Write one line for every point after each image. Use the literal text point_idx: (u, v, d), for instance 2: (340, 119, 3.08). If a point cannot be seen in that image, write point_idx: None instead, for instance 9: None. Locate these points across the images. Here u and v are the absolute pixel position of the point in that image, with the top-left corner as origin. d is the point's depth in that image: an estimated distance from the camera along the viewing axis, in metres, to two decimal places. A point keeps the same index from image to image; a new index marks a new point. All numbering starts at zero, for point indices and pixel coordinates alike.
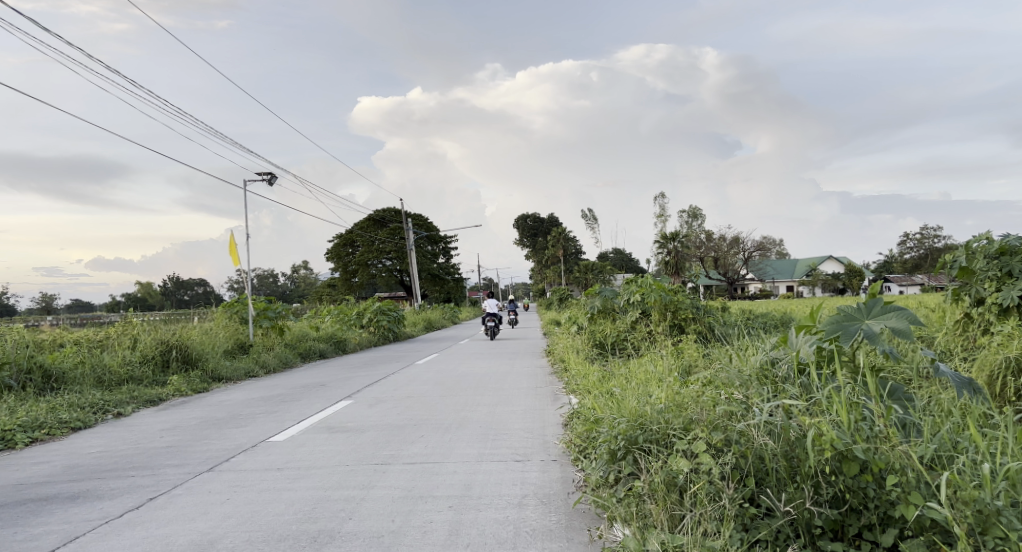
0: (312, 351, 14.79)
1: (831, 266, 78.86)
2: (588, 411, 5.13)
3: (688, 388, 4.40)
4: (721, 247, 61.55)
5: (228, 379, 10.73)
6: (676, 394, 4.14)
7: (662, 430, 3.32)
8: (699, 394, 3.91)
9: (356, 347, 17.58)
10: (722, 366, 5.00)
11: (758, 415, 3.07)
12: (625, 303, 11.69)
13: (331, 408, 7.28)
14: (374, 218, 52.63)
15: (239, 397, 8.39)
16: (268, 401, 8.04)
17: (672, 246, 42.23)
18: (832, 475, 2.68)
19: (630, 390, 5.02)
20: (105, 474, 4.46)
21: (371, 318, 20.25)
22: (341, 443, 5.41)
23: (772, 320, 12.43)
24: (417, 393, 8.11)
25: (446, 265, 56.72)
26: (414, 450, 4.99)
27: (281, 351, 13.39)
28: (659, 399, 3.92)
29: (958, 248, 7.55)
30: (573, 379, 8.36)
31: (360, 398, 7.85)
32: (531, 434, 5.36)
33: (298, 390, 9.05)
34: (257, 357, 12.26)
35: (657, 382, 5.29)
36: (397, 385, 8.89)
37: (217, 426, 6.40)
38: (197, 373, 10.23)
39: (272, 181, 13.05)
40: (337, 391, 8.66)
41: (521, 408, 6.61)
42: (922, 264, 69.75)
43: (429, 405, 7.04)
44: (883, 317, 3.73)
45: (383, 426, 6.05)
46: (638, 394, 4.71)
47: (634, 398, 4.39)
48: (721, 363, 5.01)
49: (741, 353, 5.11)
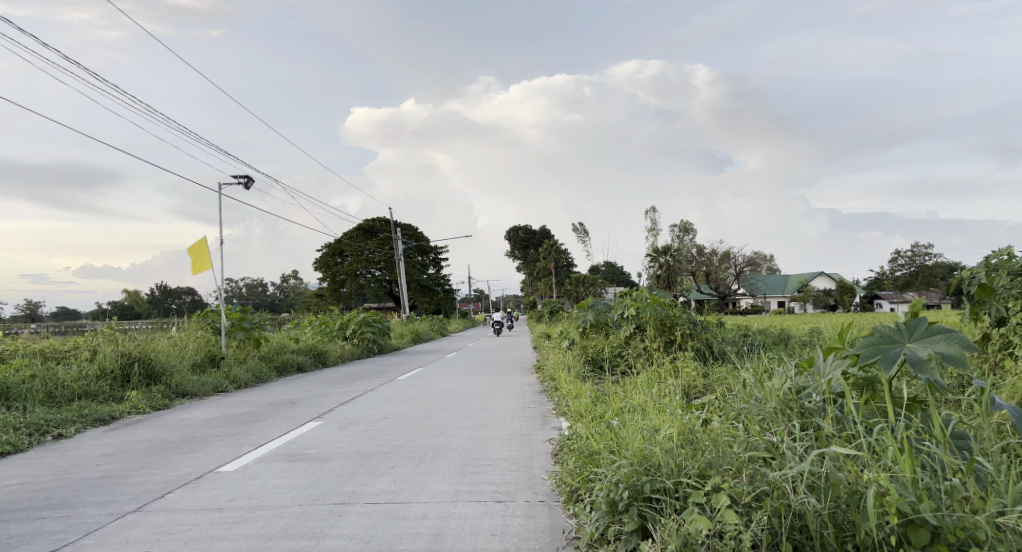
0: (289, 365, 14.05)
1: (822, 282, 79.17)
2: (583, 441, 4.52)
3: (698, 421, 3.80)
4: (712, 261, 61.35)
5: (193, 395, 9.99)
6: (686, 428, 3.54)
7: (674, 478, 2.74)
8: (714, 430, 3.31)
9: (337, 360, 16.83)
10: (734, 393, 4.40)
11: (795, 462, 2.50)
12: (619, 318, 11.12)
13: (297, 430, 6.60)
14: (364, 228, 52.09)
15: (200, 417, 7.68)
16: (230, 422, 7.32)
17: (664, 260, 41.91)
18: (896, 546, 2.10)
19: (630, 419, 4.43)
20: (10, 517, 3.76)
21: (354, 330, 19.63)
22: (299, 475, 4.74)
23: (771, 338, 11.89)
24: (393, 413, 7.44)
25: (436, 276, 56.07)
26: (380, 486, 4.34)
27: (255, 365, 12.63)
28: (666, 435, 3.33)
29: (976, 264, 7.06)
30: (564, 399, 7.75)
31: (331, 419, 7.18)
32: (517, 466, 4.72)
33: (266, 408, 8.34)
34: (228, 371, 11.50)
35: (660, 410, 4.68)
36: (373, 404, 8.21)
37: (166, 451, 5.69)
38: (159, 389, 9.47)
39: (248, 183, 12.42)
40: (307, 410, 7.97)
41: (507, 433, 6.00)
42: (913, 281, 69.87)
43: (404, 429, 6.39)
44: (929, 340, 3.18)
45: (350, 454, 5.38)
46: (641, 425, 4.11)
47: (637, 431, 3.79)
48: (733, 391, 4.41)
49: (755, 378, 4.54)
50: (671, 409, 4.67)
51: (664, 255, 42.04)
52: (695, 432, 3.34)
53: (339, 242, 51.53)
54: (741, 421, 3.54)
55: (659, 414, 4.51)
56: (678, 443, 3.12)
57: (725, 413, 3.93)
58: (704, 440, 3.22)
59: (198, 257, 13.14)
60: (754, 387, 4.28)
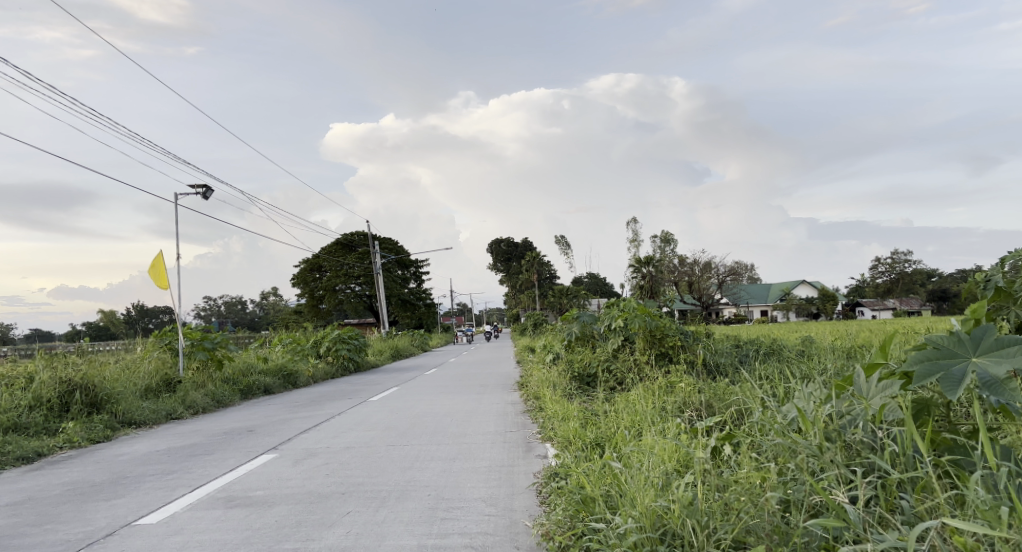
0: (255, 387, 13.12)
1: (805, 291, 79.89)
2: (572, 483, 3.79)
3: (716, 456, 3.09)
4: (694, 272, 61.28)
5: (141, 424, 9.07)
6: (703, 468, 2.83)
7: (700, 549, 2.05)
8: (741, 472, 2.61)
9: (309, 380, 15.90)
10: (752, 419, 3.69)
11: (871, 532, 1.80)
12: (606, 329, 10.49)
13: (246, 466, 5.78)
14: (342, 242, 51.22)
15: (140, 451, 6.80)
16: (172, 457, 6.46)
17: (646, 270, 41.72)
18: None
19: (631, 456, 3.71)
20: None
21: (329, 347, 18.76)
22: (233, 527, 3.92)
23: (764, 348, 11.29)
24: (358, 442, 6.64)
25: (418, 291, 55.21)
26: (330, 542, 3.56)
27: (216, 388, 11.71)
28: (682, 481, 2.63)
29: (993, 266, 6.38)
30: (550, 421, 7.03)
31: (288, 451, 6.37)
32: (494, 511, 3.98)
33: (218, 438, 7.46)
34: (184, 396, 10.58)
35: (664, 441, 3.98)
36: (339, 431, 7.42)
37: (86, 497, 4.86)
38: (102, 418, 8.54)
39: (206, 193, 11.60)
40: (264, 440, 7.14)
41: (486, 465, 5.27)
42: (894, 288, 70.72)
43: (369, 462, 5.62)
44: (1003, 355, 2.43)
45: (299, 497, 4.58)
46: (645, 463, 3.40)
47: (642, 475, 3.09)
48: (753, 416, 3.70)
49: (775, 401, 3.85)
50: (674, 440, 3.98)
51: (648, 264, 41.88)
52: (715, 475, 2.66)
53: (317, 257, 50.42)
54: (771, 456, 2.83)
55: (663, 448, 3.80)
56: (696, 498, 2.43)
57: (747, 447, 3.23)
58: (729, 489, 2.53)
59: (155, 273, 12.24)
60: (776, 412, 3.59)
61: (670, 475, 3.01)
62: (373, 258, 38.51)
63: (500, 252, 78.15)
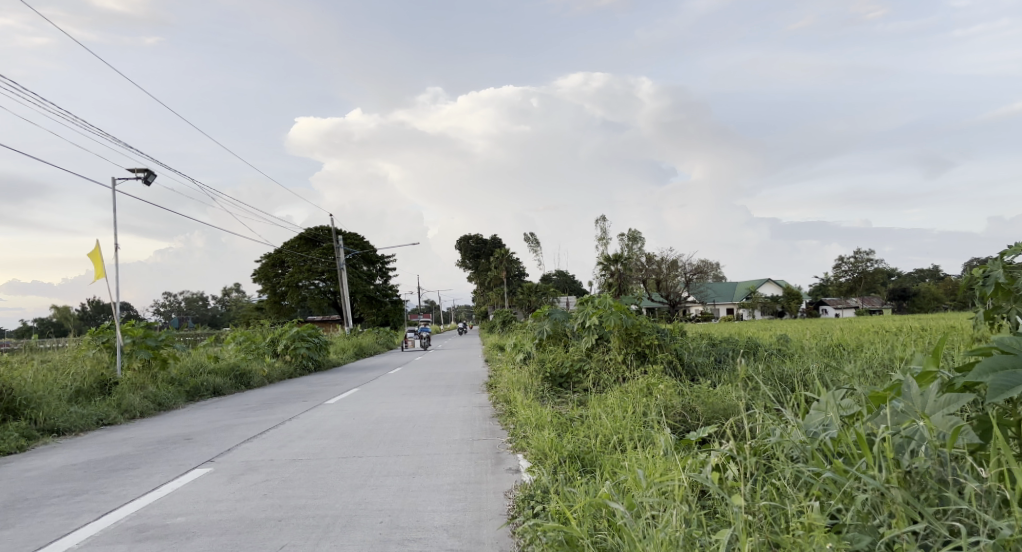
0: (203, 389, 12.13)
1: (769, 289, 81.45)
2: (558, 516, 3.26)
3: (740, 489, 2.60)
4: (661, 270, 61.58)
5: (66, 431, 8.03)
6: (731, 507, 2.35)
7: None
8: (786, 518, 2.14)
9: (264, 381, 14.93)
10: (769, 439, 3.22)
11: None
12: (579, 327, 9.97)
13: (174, 482, 4.96)
14: (306, 237, 49.80)
15: (54, 464, 5.85)
16: (91, 470, 5.55)
17: (614, 268, 41.63)
18: None
19: (629, 485, 3.20)
20: None
21: (287, 346, 17.80)
22: None
23: (740, 347, 10.94)
24: (307, 454, 5.89)
25: (384, 287, 54.07)
26: None
27: (157, 390, 10.67)
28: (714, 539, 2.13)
29: (992, 261, 5.98)
30: (521, 428, 6.44)
31: (226, 464, 5.57)
32: (459, 544, 3.35)
33: (149, 448, 6.56)
34: (119, 398, 9.54)
35: (666, 466, 3.48)
36: (288, 440, 6.65)
37: None
38: (18, 425, 7.48)
39: (148, 178, 10.61)
40: (202, 450, 6.32)
41: (450, 482, 4.65)
42: (854, 287, 72.43)
43: (315, 480, 4.89)
44: None
45: (226, 526, 3.81)
46: (650, 495, 2.90)
47: (649, 514, 2.57)
48: (773, 435, 3.24)
49: (792, 418, 3.39)
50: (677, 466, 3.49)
51: (616, 262, 41.81)
52: (751, 526, 2.14)
53: (279, 252, 48.84)
54: (811, 492, 2.36)
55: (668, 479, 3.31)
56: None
57: (774, 476, 2.74)
58: (773, 548, 2.03)
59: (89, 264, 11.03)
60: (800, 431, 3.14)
61: (689, 521, 2.50)
62: (338, 252, 37.34)
63: (469, 248, 77.27)
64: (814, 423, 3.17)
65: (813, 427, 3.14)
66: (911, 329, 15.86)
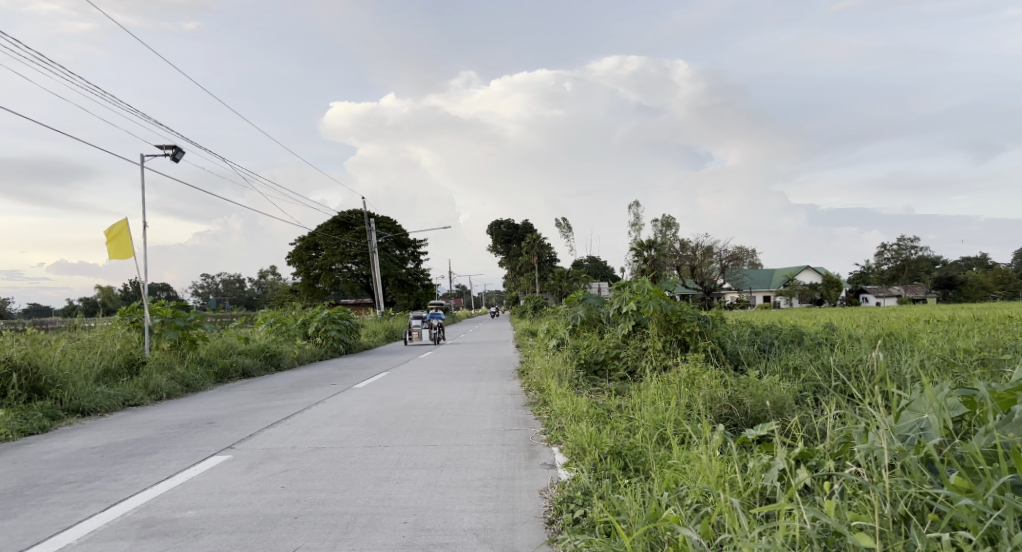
0: (232, 370, 12.10)
1: (808, 277, 79.34)
2: (609, 531, 2.87)
3: (841, 513, 2.16)
4: (696, 257, 60.25)
5: (91, 412, 7.96)
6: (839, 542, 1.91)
7: None
8: None
9: (294, 362, 14.90)
10: (857, 448, 2.76)
11: None
12: (615, 313, 9.48)
13: (191, 470, 4.72)
14: (339, 220, 50.26)
15: (73, 447, 5.68)
16: (108, 454, 5.36)
17: (647, 253, 40.86)
18: None
19: (694, 504, 2.76)
20: None
21: (318, 328, 17.80)
22: None
23: (785, 335, 10.31)
24: (330, 442, 5.62)
25: (415, 271, 54.27)
26: None
27: (185, 371, 10.60)
28: None
29: None
30: (556, 419, 6.04)
31: (246, 452, 5.32)
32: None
33: (171, 432, 6.38)
34: (146, 379, 9.48)
35: (733, 475, 3.03)
36: (312, 426, 6.39)
37: None
38: (43, 405, 7.40)
39: (175, 155, 10.48)
40: (223, 436, 6.10)
41: (481, 477, 4.29)
42: (899, 275, 69.85)
43: (335, 471, 4.57)
44: None
45: (238, 523, 3.51)
46: (722, 516, 2.48)
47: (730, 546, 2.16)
48: (859, 442, 2.78)
49: (880, 419, 2.91)
50: (745, 477, 3.02)
51: (648, 247, 41.02)
52: None
53: (313, 235, 49.38)
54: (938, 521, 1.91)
55: (738, 494, 2.84)
56: None
57: (877, 496, 2.29)
58: None
59: (117, 242, 10.98)
60: (895, 437, 2.65)
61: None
62: (368, 236, 37.42)
63: (501, 233, 76.86)
64: (910, 428, 2.67)
65: (910, 433, 2.65)
66: (968, 319, 14.96)
